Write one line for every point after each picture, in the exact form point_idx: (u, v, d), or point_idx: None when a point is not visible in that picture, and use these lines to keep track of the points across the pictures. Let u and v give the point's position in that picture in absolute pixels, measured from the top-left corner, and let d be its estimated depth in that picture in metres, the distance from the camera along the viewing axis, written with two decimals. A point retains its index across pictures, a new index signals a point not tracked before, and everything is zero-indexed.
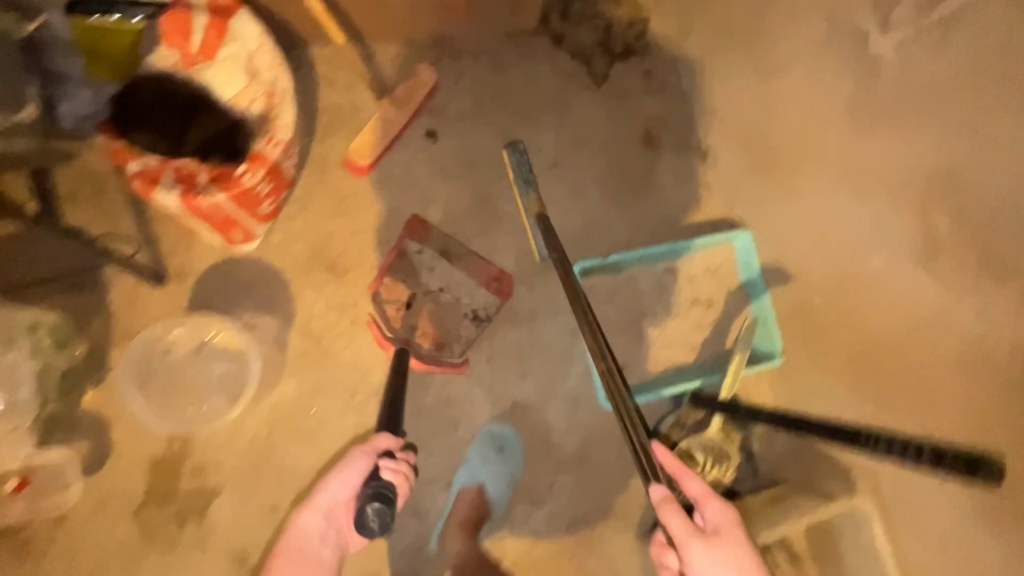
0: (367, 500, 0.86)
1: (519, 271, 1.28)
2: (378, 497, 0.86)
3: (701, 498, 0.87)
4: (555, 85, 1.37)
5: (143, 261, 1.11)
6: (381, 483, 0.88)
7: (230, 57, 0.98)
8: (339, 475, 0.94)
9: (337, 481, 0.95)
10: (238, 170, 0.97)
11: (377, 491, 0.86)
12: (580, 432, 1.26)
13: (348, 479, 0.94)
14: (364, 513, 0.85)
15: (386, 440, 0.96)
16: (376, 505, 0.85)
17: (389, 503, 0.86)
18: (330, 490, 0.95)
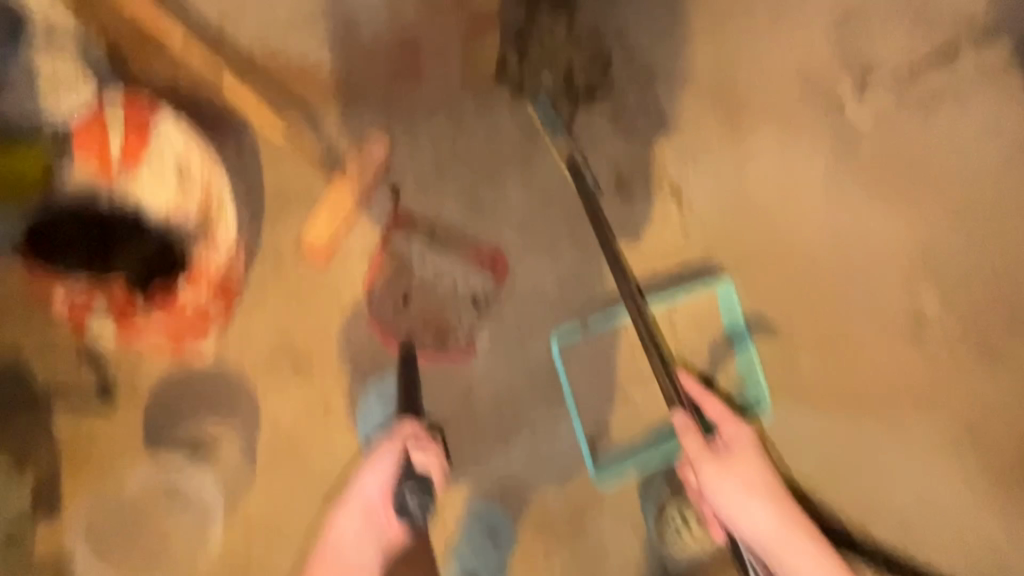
0: (403, 478, 1.09)
1: (494, 343, 1.22)
2: (411, 475, 1.09)
3: (721, 421, 1.15)
4: (514, 135, 1.23)
5: (88, 382, 1.03)
6: (413, 462, 1.10)
7: (155, 161, 0.92)
8: (371, 466, 1.10)
9: (369, 476, 1.10)
10: (178, 285, 0.93)
11: (410, 467, 1.09)
12: (572, 505, 1.22)
13: (380, 467, 1.10)
14: (401, 490, 1.09)
15: (409, 429, 1.12)
16: (410, 483, 1.09)
17: (421, 475, 1.09)
18: (364, 484, 1.10)
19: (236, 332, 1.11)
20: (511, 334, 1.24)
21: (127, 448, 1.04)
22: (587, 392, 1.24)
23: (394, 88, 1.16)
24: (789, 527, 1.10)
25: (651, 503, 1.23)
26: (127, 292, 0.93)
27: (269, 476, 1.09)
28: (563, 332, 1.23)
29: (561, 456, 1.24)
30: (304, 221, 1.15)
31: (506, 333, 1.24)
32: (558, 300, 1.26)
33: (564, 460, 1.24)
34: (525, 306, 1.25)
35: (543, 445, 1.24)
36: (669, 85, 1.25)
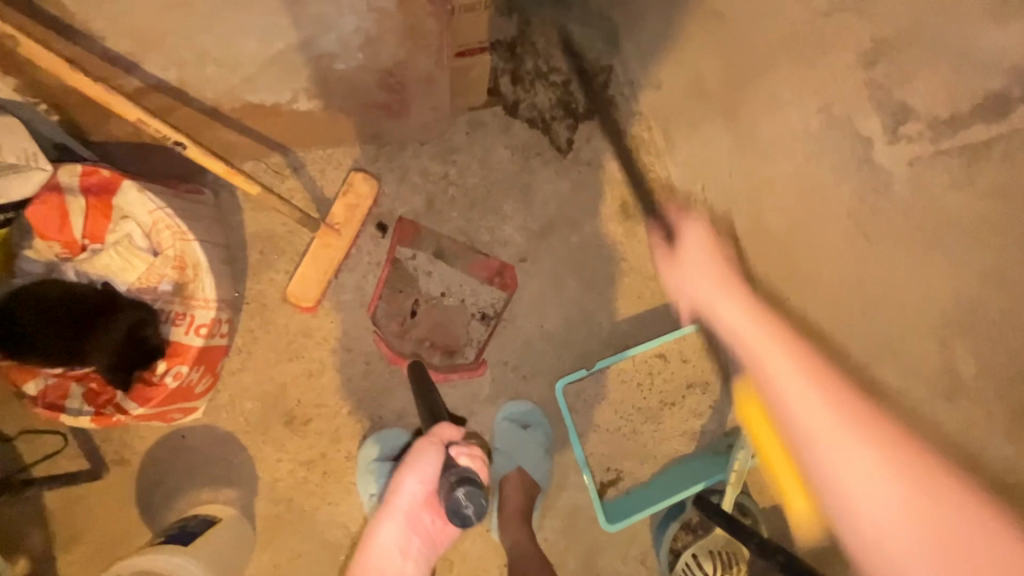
0: (453, 488, 0.80)
1: (498, 382, 1.18)
2: (464, 483, 0.80)
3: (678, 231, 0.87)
4: (513, 164, 1.21)
5: (75, 452, 0.99)
6: (462, 471, 0.82)
7: (120, 238, 0.83)
8: (411, 472, 0.87)
9: (409, 480, 0.87)
10: (157, 372, 0.84)
11: (462, 475, 0.81)
12: (586, 543, 1.19)
13: (421, 472, 0.87)
14: (455, 501, 0.79)
15: (449, 429, 0.87)
16: (465, 490, 0.80)
17: (477, 486, 0.80)
18: (406, 490, 0.88)
19: (227, 393, 1.06)
20: (514, 375, 1.19)
21: (123, 521, 1.00)
22: (597, 433, 1.20)
23: (379, 122, 1.07)
24: (827, 405, 0.56)
25: (665, 543, 1.17)
26: (99, 382, 0.84)
27: (271, 538, 1.06)
28: (570, 378, 1.14)
29: (571, 497, 1.19)
30: (290, 271, 1.08)
31: (509, 374, 1.18)
32: (563, 336, 1.20)
33: (574, 502, 1.19)
34: (528, 343, 1.19)
35: (552, 487, 1.20)
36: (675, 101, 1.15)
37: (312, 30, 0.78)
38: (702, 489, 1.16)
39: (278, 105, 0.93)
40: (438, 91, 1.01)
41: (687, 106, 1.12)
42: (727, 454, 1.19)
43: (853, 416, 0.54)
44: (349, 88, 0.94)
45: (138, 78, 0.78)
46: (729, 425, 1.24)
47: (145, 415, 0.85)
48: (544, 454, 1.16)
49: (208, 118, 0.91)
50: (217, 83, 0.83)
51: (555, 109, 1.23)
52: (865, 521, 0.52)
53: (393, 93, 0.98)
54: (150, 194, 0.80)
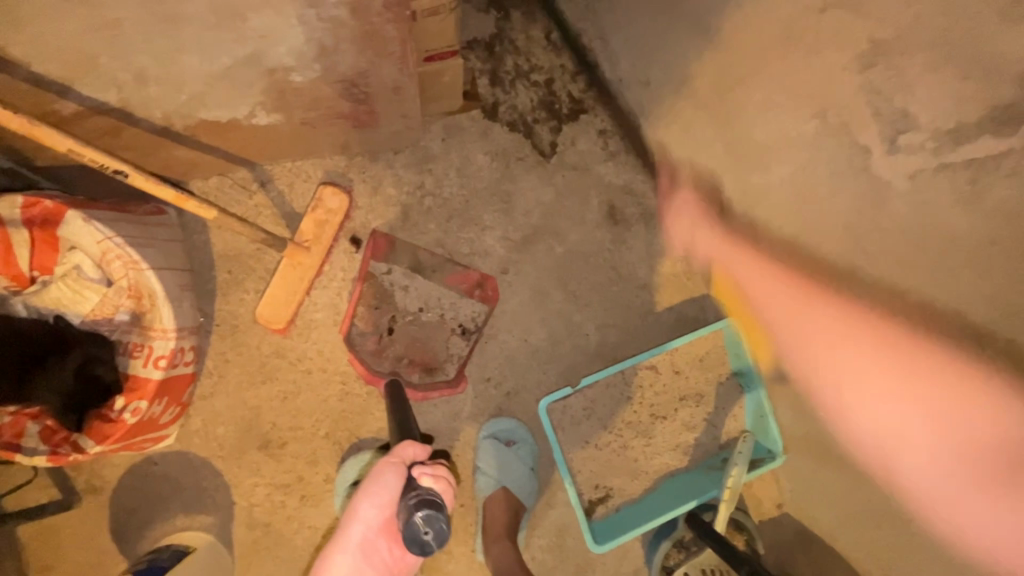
0: (411, 511, 0.79)
1: (481, 398, 1.14)
2: (423, 505, 0.79)
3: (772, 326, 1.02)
4: (492, 170, 1.15)
5: (52, 479, 1.00)
6: (423, 492, 0.81)
7: (69, 268, 0.82)
8: (368, 496, 0.84)
9: (367, 504, 0.84)
10: (115, 409, 0.80)
11: (422, 497, 0.80)
12: (575, 563, 1.15)
13: (380, 496, 0.83)
14: (414, 526, 0.78)
15: (412, 449, 0.86)
16: (425, 513, 0.78)
17: (438, 508, 0.79)
18: (362, 516, 0.85)
19: (200, 417, 1.04)
20: (498, 391, 1.14)
21: (98, 549, 1.01)
22: (585, 450, 1.16)
23: (347, 133, 1.02)
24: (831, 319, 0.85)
25: (657, 561, 1.12)
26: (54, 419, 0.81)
27: (249, 563, 1.04)
28: (554, 396, 1.10)
29: (558, 516, 1.16)
30: (261, 290, 1.05)
31: (492, 391, 1.14)
32: (548, 351, 1.16)
33: (562, 520, 1.16)
34: (511, 357, 1.15)
35: (538, 505, 1.16)
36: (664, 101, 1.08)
37: (257, 45, 0.72)
38: (694, 507, 1.11)
39: (235, 122, 0.88)
40: (407, 100, 0.95)
41: (675, 106, 1.05)
42: (721, 470, 1.15)
43: (883, 339, 0.75)
44: (309, 101, 0.88)
45: (76, 102, 0.75)
46: (722, 438, 1.19)
47: (108, 451, 0.82)
48: (529, 473, 1.12)
49: (159, 137, 0.87)
50: (163, 102, 0.79)
51: (537, 110, 1.17)
52: (967, 537, 0.73)
53: (358, 104, 0.93)
54: (96, 223, 0.77)
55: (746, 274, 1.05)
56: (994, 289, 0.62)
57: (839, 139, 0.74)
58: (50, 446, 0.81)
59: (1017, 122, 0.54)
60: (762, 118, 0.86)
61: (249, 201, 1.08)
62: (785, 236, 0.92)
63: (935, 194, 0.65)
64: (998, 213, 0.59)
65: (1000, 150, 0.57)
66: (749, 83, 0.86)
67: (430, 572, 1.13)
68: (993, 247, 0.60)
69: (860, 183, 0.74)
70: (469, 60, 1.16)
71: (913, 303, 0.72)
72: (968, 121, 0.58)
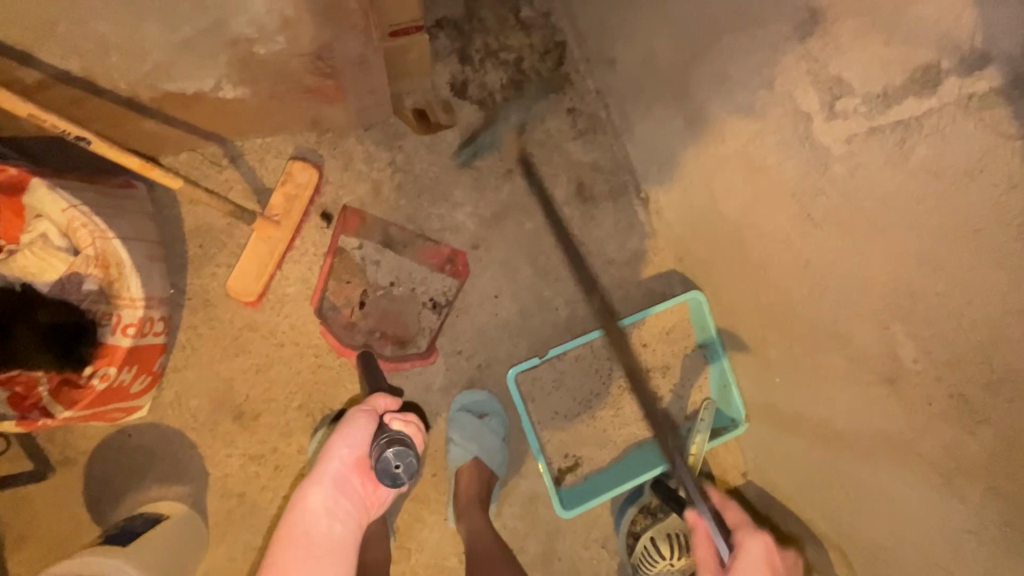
0: (382, 447, 0.83)
1: (452, 370, 1.17)
2: (394, 442, 0.83)
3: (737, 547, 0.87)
4: (462, 147, 1.18)
5: (23, 451, 1.02)
6: (394, 433, 0.85)
7: (36, 237, 0.83)
8: (342, 435, 0.85)
9: (342, 441, 0.85)
10: (85, 375, 0.83)
11: (393, 436, 0.84)
12: (545, 529, 1.18)
13: (354, 436, 0.85)
14: (385, 461, 0.82)
15: (383, 399, 0.92)
16: (395, 449, 0.83)
17: (408, 444, 0.84)
18: (335, 454, 0.84)
19: (172, 390, 1.06)
20: (469, 363, 1.17)
21: (71, 521, 1.03)
22: (554, 421, 1.18)
23: (316, 108, 1.03)
24: None
25: (624, 526, 1.16)
26: (23, 385, 0.82)
27: (224, 532, 1.06)
28: (522, 366, 1.12)
29: (529, 485, 1.19)
30: (232, 264, 1.07)
31: (463, 363, 1.17)
32: (518, 324, 1.18)
33: (532, 489, 1.19)
34: (482, 330, 1.17)
35: (510, 474, 1.19)
36: (629, 78, 1.10)
37: (218, 13, 0.73)
38: (661, 474, 1.14)
39: (200, 94, 0.89)
40: (373, 75, 0.96)
41: (641, 83, 1.07)
42: (686, 438, 1.17)
43: None
44: (275, 74, 0.89)
45: (38, 70, 0.76)
46: (689, 408, 1.21)
47: (77, 417, 0.84)
48: (500, 444, 1.14)
49: (124, 109, 0.88)
50: (126, 72, 0.80)
51: (506, 89, 1.19)
52: None
53: (325, 78, 0.94)
54: (60, 190, 0.79)
55: (709, 247, 1.09)
56: (924, 245, 0.65)
57: (783, 108, 0.77)
58: (18, 412, 0.82)
59: (938, 82, 0.57)
60: (716, 91, 0.89)
61: (220, 176, 1.10)
62: (739, 209, 0.95)
63: (870, 157, 0.68)
64: (923, 171, 0.62)
65: (925, 110, 0.59)
66: (704, 56, 0.88)
67: (404, 540, 1.15)
68: (922, 205, 0.63)
69: (804, 150, 0.77)
70: (438, 38, 1.18)
71: (854, 263, 0.75)
72: (895, 84, 0.61)
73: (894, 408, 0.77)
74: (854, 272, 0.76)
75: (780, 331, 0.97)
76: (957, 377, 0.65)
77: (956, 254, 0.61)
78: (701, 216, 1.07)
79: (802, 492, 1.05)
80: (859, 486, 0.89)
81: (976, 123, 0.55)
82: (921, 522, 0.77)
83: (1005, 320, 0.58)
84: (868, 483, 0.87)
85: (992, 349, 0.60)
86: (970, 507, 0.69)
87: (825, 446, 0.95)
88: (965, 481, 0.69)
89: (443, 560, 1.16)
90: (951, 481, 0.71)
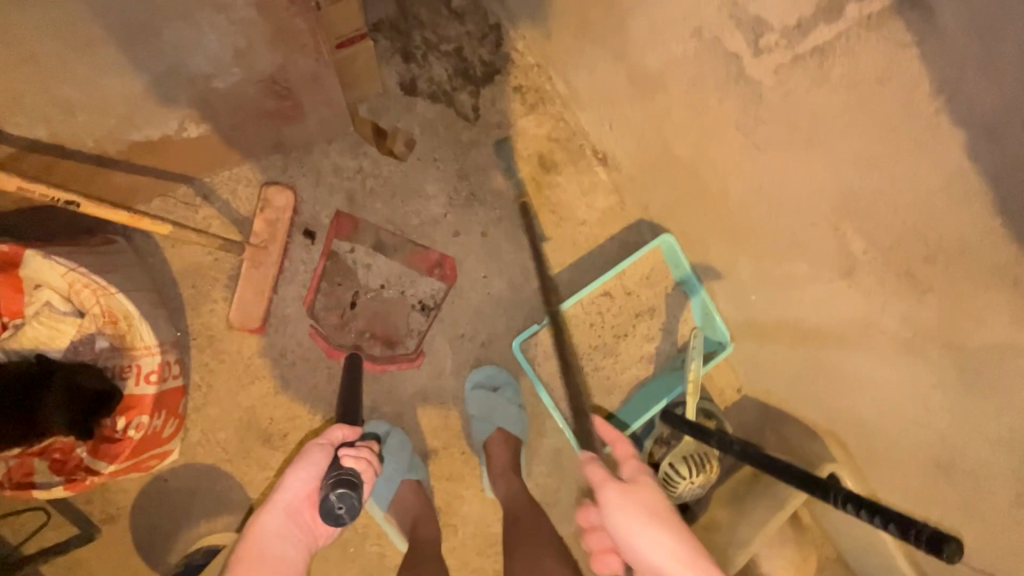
0: (329, 487, 0.80)
1: (459, 353, 1.23)
2: (341, 483, 0.80)
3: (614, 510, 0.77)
4: (424, 141, 1.22)
5: (64, 517, 1.06)
6: (343, 471, 0.81)
7: (41, 306, 0.88)
8: (298, 468, 0.84)
9: (297, 475, 0.83)
10: (120, 429, 0.87)
11: (341, 475, 0.80)
12: (575, 476, 1.28)
13: (309, 469, 0.83)
14: (328, 502, 0.79)
15: (340, 431, 0.88)
16: (340, 491, 0.79)
17: (353, 487, 0.80)
18: (289, 485, 0.83)
19: (197, 428, 1.09)
20: (473, 344, 1.24)
21: (130, 570, 1.07)
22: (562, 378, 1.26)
23: (278, 131, 1.06)
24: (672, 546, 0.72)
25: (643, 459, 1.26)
26: (60, 451, 0.88)
27: None
28: (524, 335, 1.19)
29: (551, 442, 1.27)
30: (228, 297, 1.10)
31: (468, 345, 1.23)
32: (510, 299, 1.25)
33: (556, 445, 1.27)
34: (477, 310, 1.24)
35: (532, 436, 1.27)
36: (568, 49, 1.16)
37: (174, 55, 0.75)
38: (666, 405, 1.24)
39: (166, 138, 0.91)
40: (327, 90, 0.99)
41: (579, 48, 1.13)
42: (682, 368, 1.28)
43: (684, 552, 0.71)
44: (234, 105, 0.91)
45: (8, 142, 0.78)
46: (680, 341, 1.31)
47: (120, 469, 0.88)
48: (519, 411, 1.20)
49: (94, 165, 0.89)
50: (93, 129, 0.82)
51: (454, 79, 1.23)
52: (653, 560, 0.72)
53: (283, 100, 0.96)
54: (56, 257, 0.82)
55: (669, 190, 1.18)
56: (855, 150, 0.74)
57: (714, 53, 0.85)
58: (64, 476, 0.88)
59: (841, 9, 0.66)
60: (650, 47, 0.96)
61: (196, 215, 1.12)
62: (689, 150, 1.04)
63: (796, 84, 0.76)
64: (843, 86, 0.71)
65: (834, 35, 0.68)
66: (634, 15, 0.95)
67: (447, 517, 1.23)
68: (845, 117, 0.73)
69: (739, 87, 0.85)
70: (379, 42, 1.21)
71: (799, 178, 0.85)
72: (806, 15, 0.69)
73: (855, 297, 0.88)
74: (800, 186, 0.86)
75: (747, 253, 1.08)
76: (900, 257, 0.76)
77: (884, 153, 0.71)
78: (658, 164, 1.15)
79: (793, 390, 1.17)
80: (837, 370, 1.01)
81: (877, 40, 0.64)
82: (895, 389, 0.90)
83: (930, 198, 0.68)
84: (845, 367, 0.99)
85: (923, 228, 0.71)
86: (930, 365, 0.81)
87: (804, 341, 1.06)
88: (921, 343, 0.80)
89: (488, 527, 1.24)
90: (912, 348, 0.82)
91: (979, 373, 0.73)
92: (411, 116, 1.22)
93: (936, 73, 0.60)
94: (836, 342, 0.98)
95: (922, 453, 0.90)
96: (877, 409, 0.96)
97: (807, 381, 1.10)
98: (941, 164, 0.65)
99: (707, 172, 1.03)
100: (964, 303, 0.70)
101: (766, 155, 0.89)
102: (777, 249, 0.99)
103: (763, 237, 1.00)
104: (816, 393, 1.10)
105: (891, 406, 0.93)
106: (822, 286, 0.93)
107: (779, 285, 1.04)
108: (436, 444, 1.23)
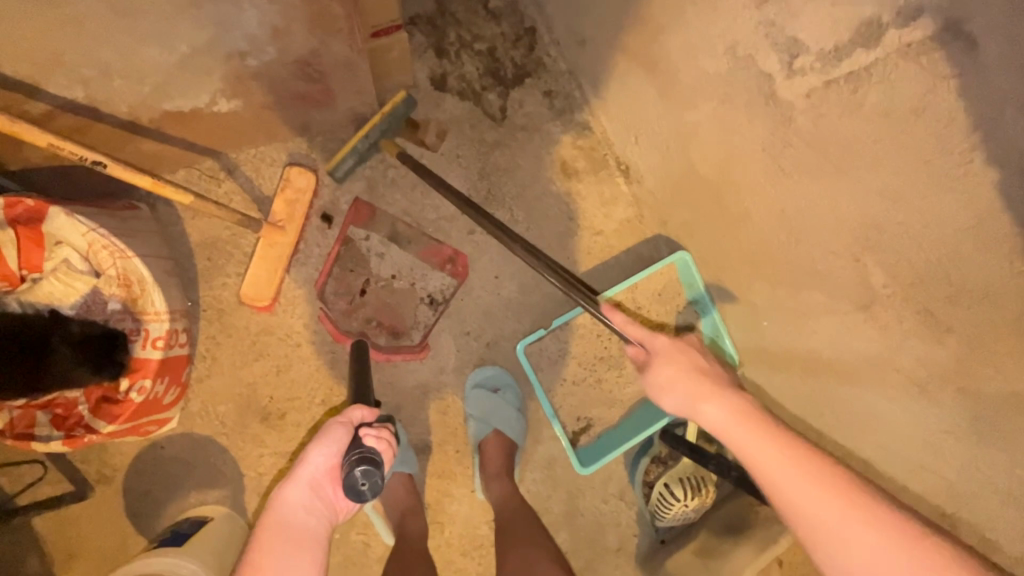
0: (353, 464, 0.80)
1: (463, 350, 1.23)
2: (364, 460, 0.80)
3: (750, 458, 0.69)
4: (448, 137, 1.23)
5: (60, 473, 1.07)
6: (366, 450, 0.81)
7: (59, 262, 0.89)
8: (319, 442, 0.83)
9: (318, 451, 0.83)
10: (123, 390, 0.89)
11: (364, 454, 0.81)
12: (568, 486, 1.26)
13: (331, 444, 0.83)
14: (352, 477, 0.80)
15: (360, 411, 0.88)
16: (363, 468, 0.80)
17: (377, 464, 0.81)
18: (311, 460, 0.82)
19: (198, 399, 1.10)
20: (478, 343, 1.23)
21: (118, 534, 1.08)
22: (563, 386, 1.25)
23: (306, 114, 1.07)
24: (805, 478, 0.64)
25: (638, 476, 1.23)
26: (63, 407, 0.89)
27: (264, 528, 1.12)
28: (530, 338, 1.18)
29: (547, 450, 1.26)
30: (242, 273, 1.11)
31: (473, 343, 1.23)
32: (519, 301, 1.24)
33: (551, 453, 1.26)
34: (485, 310, 1.23)
35: (528, 441, 1.26)
36: (600, 58, 1.16)
37: (212, 30, 0.76)
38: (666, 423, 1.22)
39: (197, 110, 0.93)
40: (358, 77, 1.00)
41: (611, 57, 1.13)
42: None
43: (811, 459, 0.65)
44: (266, 84, 0.92)
45: (43, 101, 0.80)
46: None
47: (118, 430, 0.89)
48: (517, 414, 1.19)
49: (126, 130, 0.91)
50: (128, 95, 0.84)
51: (483, 78, 1.24)
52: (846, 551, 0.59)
53: (314, 84, 0.97)
54: (79, 216, 0.83)
55: (688, 208, 1.17)
56: (883, 182, 0.72)
57: (747, 71, 0.84)
58: (63, 431, 0.89)
59: (881, 34, 0.64)
60: (683, 61, 0.95)
61: (219, 189, 1.14)
62: (714, 168, 1.03)
63: (829, 108, 0.74)
64: (876, 114, 0.69)
65: (870, 61, 0.67)
66: (671, 28, 0.94)
67: (435, 514, 1.22)
68: (875, 146, 0.71)
69: (769, 108, 0.84)
70: (414, 35, 1.22)
71: (822, 204, 0.83)
72: (844, 40, 0.68)
73: (870, 332, 0.85)
74: (823, 213, 0.84)
75: (763, 278, 1.06)
76: (922, 294, 0.74)
77: (913, 186, 0.69)
78: (680, 179, 1.14)
79: (799, 422, 1.15)
80: (846, 403, 0.98)
81: (916, 69, 0.62)
82: (905, 432, 0.87)
83: (958, 236, 0.66)
84: (854, 402, 0.96)
85: (949, 266, 0.68)
86: (944, 409, 0.78)
87: (813, 372, 1.04)
88: (936, 385, 0.78)
89: (475, 529, 1.23)
90: (926, 389, 0.80)
91: (995, 422, 0.70)
92: (437, 111, 1.23)
93: (975, 107, 0.58)
94: (846, 376, 0.96)
95: (927, 498, 0.87)
96: (883, 449, 0.93)
97: (814, 413, 1.08)
98: (971, 202, 0.63)
99: (729, 192, 1.02)
100: (985, 348, 0.68)
101: (790, 179, 0.87)
102: (794, 275, 0.97)
103: (780, 262, 0.99)
104: (821, 426, 1.07)
105: (898, 447, 0.90)
106: (837, 316, 0.91)
107: (793, 312, 1.02)
108: (431, 440, 1.22)
